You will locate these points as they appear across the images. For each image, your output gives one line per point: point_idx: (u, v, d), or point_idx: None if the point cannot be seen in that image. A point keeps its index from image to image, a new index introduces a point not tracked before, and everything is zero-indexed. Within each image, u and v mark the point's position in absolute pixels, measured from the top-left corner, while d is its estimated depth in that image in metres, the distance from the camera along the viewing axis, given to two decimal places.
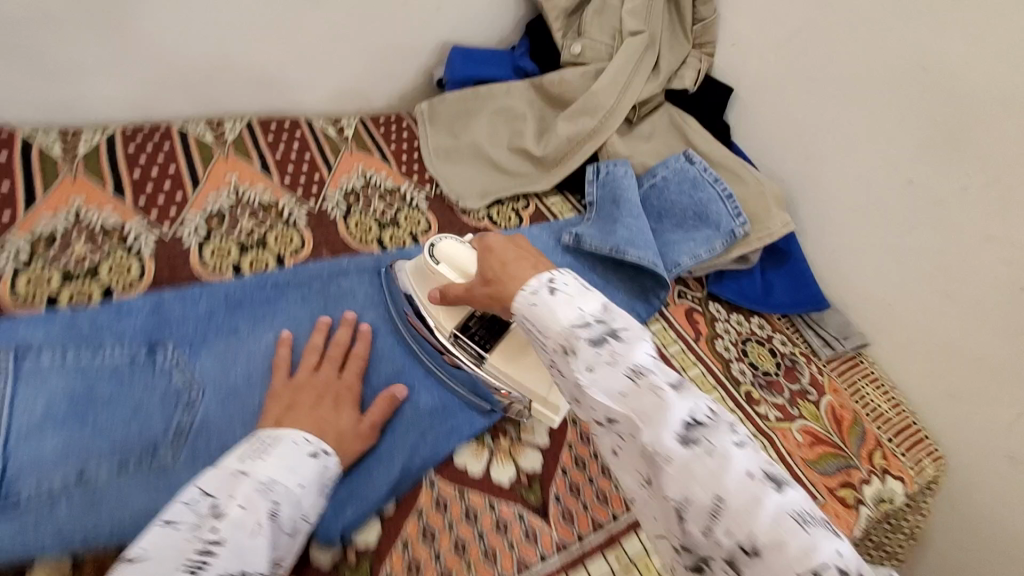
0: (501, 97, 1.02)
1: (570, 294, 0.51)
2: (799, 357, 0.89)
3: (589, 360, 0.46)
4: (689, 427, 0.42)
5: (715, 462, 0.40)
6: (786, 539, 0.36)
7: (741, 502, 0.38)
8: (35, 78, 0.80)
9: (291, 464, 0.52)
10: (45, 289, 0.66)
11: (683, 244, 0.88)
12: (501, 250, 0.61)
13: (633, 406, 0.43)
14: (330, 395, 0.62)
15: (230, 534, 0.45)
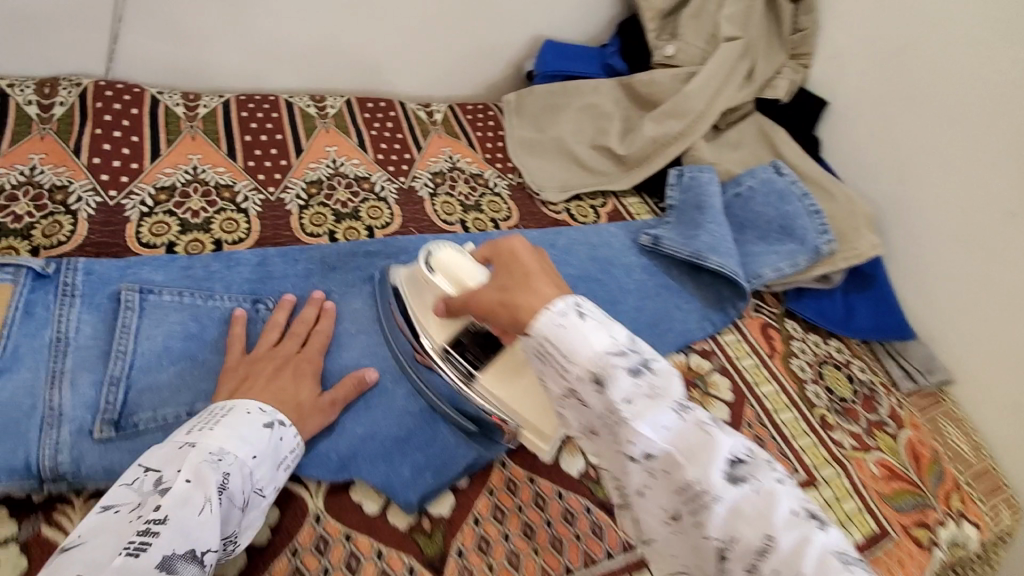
0: (589, 93, 1.02)
1: (600, 318, 0.46)
2: (878, 388, 0.85)
3: (628, 393, 0.42)
4: (734, 465, 0.40)
5: (762, 501, 0.39)
6: None
7: (793, 543, 0.37)
8: (167, 42, 0.87)
9: (241, 433, 0.50)
10: (164, 236, 0.71)
11: (765, 257, 0.87)
12: (526, 258, 0.52)
13: (677, 444, 0.41)
14: (289, 368, 0.59)
15: (174, 511, 0.42)
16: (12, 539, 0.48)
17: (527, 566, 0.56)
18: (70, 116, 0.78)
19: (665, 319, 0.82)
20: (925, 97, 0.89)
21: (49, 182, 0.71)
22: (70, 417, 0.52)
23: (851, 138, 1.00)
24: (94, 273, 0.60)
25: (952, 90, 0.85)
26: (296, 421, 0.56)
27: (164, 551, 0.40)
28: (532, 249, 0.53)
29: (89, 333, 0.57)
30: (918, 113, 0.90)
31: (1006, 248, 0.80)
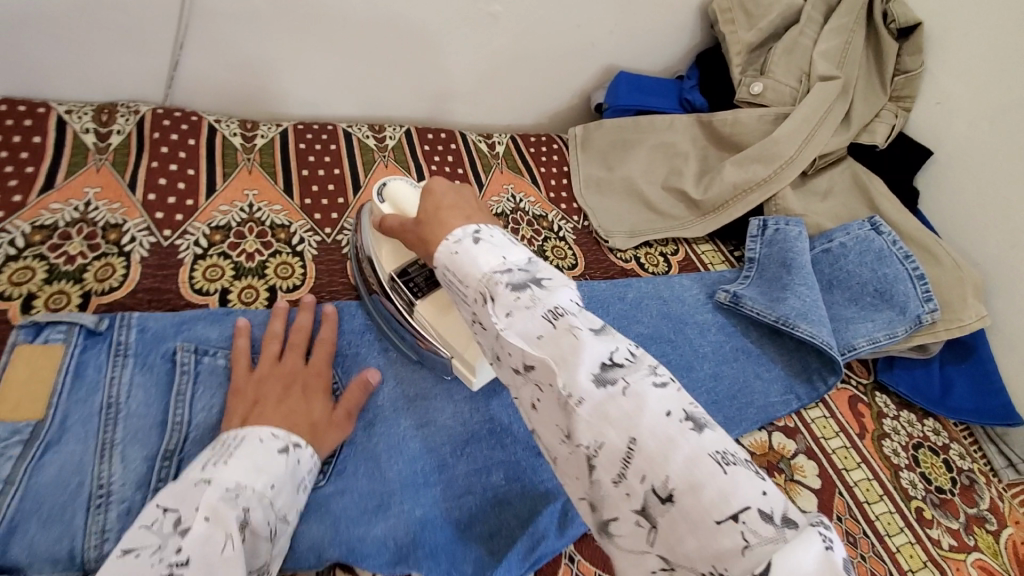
0: (663, 131, 0.94)
1: (495, 243, 0.44)
2: (978, 476, 0.76)
3: (508, 305, 0.39)
4: (605, 368, 0.36)
5: (632, 404, 0.34)
6: (702, 480, 0.31)
7: (659, 445, 0.32)
8: (230, 70, 0.84)
9: (257, 463, 0.47)
10: (218, 282, 0.68)
11: (859, 324, 0.78)
12: (441, 190, 0.53)
13: (548, 349, 0.37)
14: (297, 385, 0.57)
15: (196, 551, 0.39)
16: None
17: None
18: (126, 145, 0.76)
19: (745, 390, 0.75)
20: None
21: (103, 220, 0.68)
22: (120, 498, 0.48)
23: (952, 192, 0.91)
24: (147, 329, 0.57)
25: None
26: (312, 440, 0.53)
27: None
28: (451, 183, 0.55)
29: (141, 399, 0.54)
30: None
31: None
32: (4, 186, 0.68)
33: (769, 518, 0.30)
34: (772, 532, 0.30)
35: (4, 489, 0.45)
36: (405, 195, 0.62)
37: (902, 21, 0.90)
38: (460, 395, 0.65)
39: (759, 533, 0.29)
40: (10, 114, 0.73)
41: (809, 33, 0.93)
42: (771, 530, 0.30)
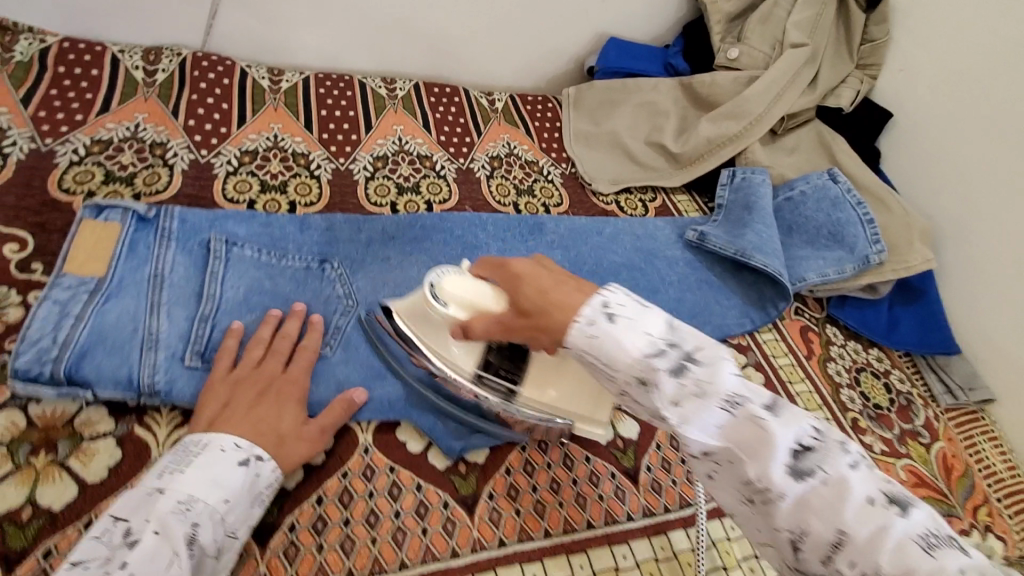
0: (648, 91, 1.04)
1: (633, 318, 0.45)
2: (915, 399, 0.85)
3: (675, 395, 0.43)
4: (797, 457, 0.39)
5: (832, 491, 0.38)
6: (913, 565, 0.35)
7: (867, 535, 0.36)
8: (260, 22, 0.95)
9: (214, 476, 0.50)
10: (246, 194, 0.78)
11: (811, 261, 0.87)
12: (534, 278, 0.51)
13: (733, 439, 0.41)
14: (272, 390, 0.58)
15: (141, 568, 0.43)
16: (108, 435, 0.55)
17: (550, 516, 0.60)
18: (170, 81, 0.86)
19: (704, 312, 0.84)
20: (991, 120, 0.88)
21: (150, 139, 0.80)
22: (166, 343, 0.59)
23: (911, 154, 0.99)
24: (187, 221, 0.67)
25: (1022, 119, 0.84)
26: (274, 451, 0.54)
27: None
28: (533, 262, 0.53)
29: (182, 273, 0.63)
30: (981, 129, 0.89)
31: None
32: (68, 109, 0.79)
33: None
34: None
35: (75, 323, 0.56)
36: (476, 286, 0.57)
37: None
38: None
39: None
40: (72, 50, 0.84)
41: (784, 5, 1.01)
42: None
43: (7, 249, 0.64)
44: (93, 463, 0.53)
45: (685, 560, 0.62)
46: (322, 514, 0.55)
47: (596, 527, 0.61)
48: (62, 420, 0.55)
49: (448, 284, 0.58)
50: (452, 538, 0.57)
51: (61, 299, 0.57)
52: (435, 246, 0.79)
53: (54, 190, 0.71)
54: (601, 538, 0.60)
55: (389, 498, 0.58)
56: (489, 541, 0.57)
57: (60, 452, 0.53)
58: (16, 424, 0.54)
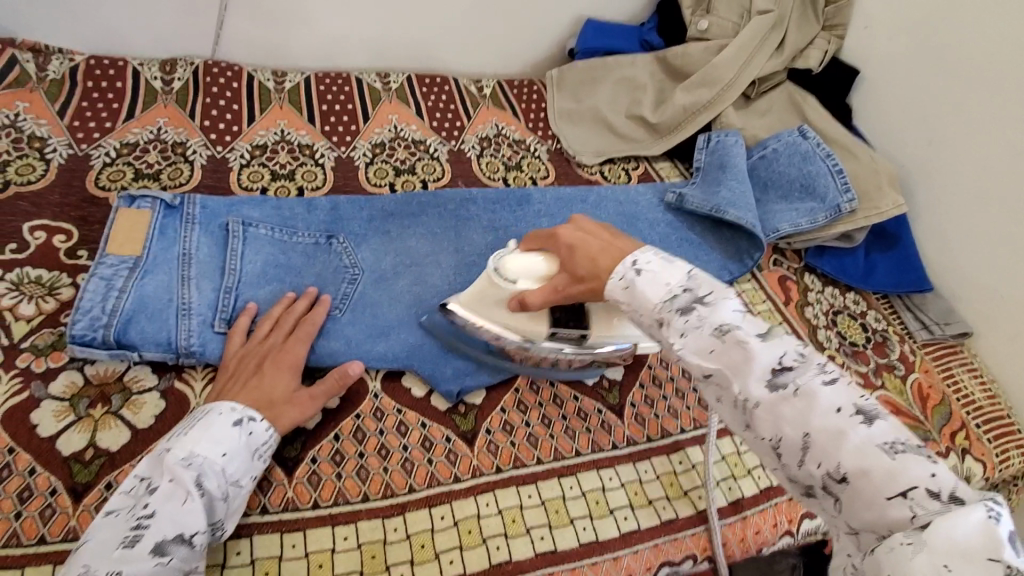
0: (626, 67, 1.10)
1: (656, 270, 0.52)
2: (891, 335, 0.90)
3: (681, 328, 0.49)
4: (776, 373, 0.46)
5: (802, 401, 0.45)
6: (872, 467, 0.41)
7: (831, 438, 0.43)
8: (262, 31, 1.03)
9: (211, 435, 0.54)
10: (258, 183, 0.87)
11: (786, 214, 0.93)
12: (593, 244, 0.58)
13: (721, 361, 0.48)
14: (269, 360, 0.63)
15: (159, 507, 0.49)
16: (152, 389, 0.63)
17: (543, 446, 0.65)
18: (185, 88, 0.95)
19: None
20: (962, 70, 0.91)
21: (171, 139, 0.89)
22: (197, 311, 0.67)
23: (885, 106, 1.03)
24: (207, 206, 0.74)
25: (996, 67, 0.87)
26: (268, 415, 0.58)
27: (155, 538, 0.48)
28: (575, 230, 0.60)
29: (205, 251, 0.71)
30: (938, 79, 0.94)
31: (997, 202, 0.86)
32: (98, 118, 0.88)
33: (938, 496, 0.39)
34: (941, 507, 0.39)
35: (119, 294, 0.65)
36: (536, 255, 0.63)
37: None
38: (447, 265, 0.80)
39: (928, 507, 0.39)
40: (98, 66, 0.93)
41: None
42: (940, 507, 0.39)
43: (56, 239, 0.73)
44: (142, 411, 0.61)
45: (669, 480, 0.66)
46: (339, 448, 0.61)
47: (583, 454, 0.65)
48: (113, 378, 0.63)
49: (507, 263, 0.64)
50: (455, 466, 0.62)
51: (106, 275, 0.66)
52: (431, 220, 0.85)
53: (92, 187, 0.80)
54: (589, 464, 0.65)
55: (397, 433, 0.63)
56: (488, 469, 0.62)
57: (114, 404, 0.61)
58: (75, 382, 0.62)
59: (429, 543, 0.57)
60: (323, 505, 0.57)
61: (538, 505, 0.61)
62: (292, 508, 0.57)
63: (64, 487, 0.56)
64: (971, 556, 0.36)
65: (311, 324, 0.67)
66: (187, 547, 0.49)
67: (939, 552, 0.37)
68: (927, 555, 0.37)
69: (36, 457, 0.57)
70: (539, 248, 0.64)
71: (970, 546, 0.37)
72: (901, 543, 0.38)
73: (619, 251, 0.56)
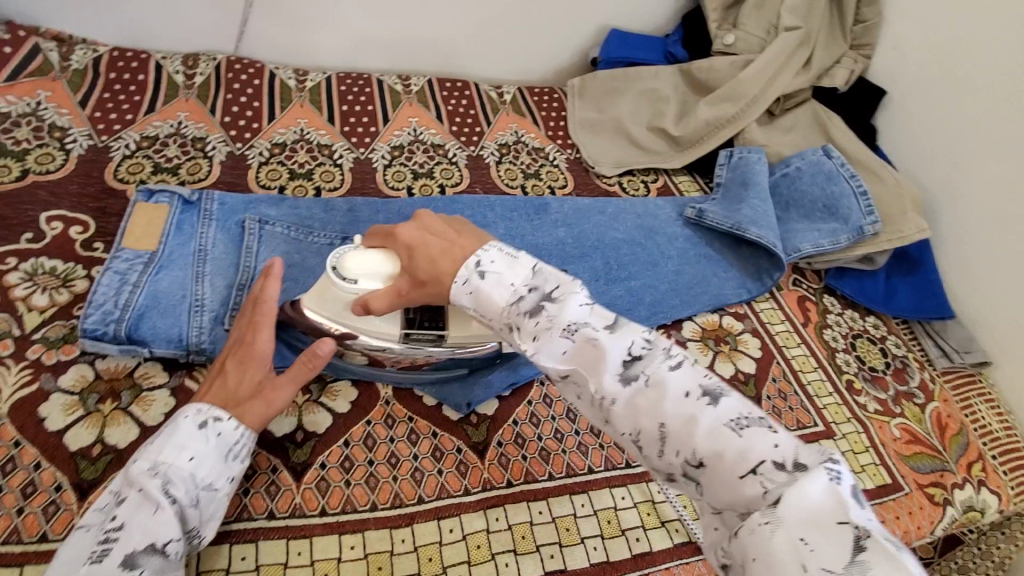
0: (648, 79, 1.09)
1: (499, 271, 0.49)
2: (911, 362, 0.88)
3: (533, 331, 0.46)
4: (627, 365, 0.42)
5: (654, 392, 0.41)
6: (722, 447, 0.38)
7: (682, 424, 0.39)
8: (286, 30, 1.03)
9: (176, 441, 0.51)
10: (276, 181, 0.87)
11: (808, 233, 0.91)
12: (433, 243, 0.54)
13: (574, 361, 0.44)
14: (229, 353, 0.58)
15: (127, 518, 0.47)
16: (163, 386, 0.62)
17: (555, 461, 0.64)
18: (207, 83, 0.95)
19: (702, 283, 0.88)
20: (976, 85, 0.92)
21: (191, 134, 0.88)
22: (210, 308, 0.66)
23: (909, 127, 1.02)
24: (226, 203, 0.74)
25: (995, 68, 0.89)
26: (234, 413, 0.55)
27: (124, 550, 0.45)
28: (418, 228, 0.57)
29: (221, 248, 0.71)
30: (963, 99, 0.93)
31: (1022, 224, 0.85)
32: (119, 110, 0.88)
33: (783, 466, 0.36)
34: (787, 477, 0.36)
35: (133, 289, 0.64)
36: (374, 252, 0.60)
37: None
38: None
39: (775, 480, 0.36)
40: (122, 59, 0.93)
41: None
42: (787, 476, 0.36)
43: (73, 230, 0.73)
44: (152, 409, 0.61)
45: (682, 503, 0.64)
46: (349, 454, 0.60)
47: (596, 472, 0.64)
48: (124, 373, 0.62)
49: (347, 262, 0.59)
50: (465, 478, 0.61)
51: (121, 269, 0.65)
52: None
53: (110, 179, 0.80)
54: (601, 482, 0.63)
55: (408, 442, 0.62)
56: (499, 482, 0.61)
57: (123, 400, 0.61)
58: (85, 376, 0.61)
59: (436, 557, 0.56)
60: (331, 513, 0.56)
61: (548, 522, 0.60)
62: (299, 514, 0.56)
63: (69, 483, 0.55)
64: (821, 523, 0.34)
65: (268, 307, 0.60)
66: (160, 558, 0.46)
67: (794, 526, 0.34)
68: (784, 531, 0.34)
69: (43, 452, 0.56)
70: (378, 245, 0.60)
71: (819, 509, 0.34)
72: (759, 522, 0.35)
73: (461, 251, 0.52)
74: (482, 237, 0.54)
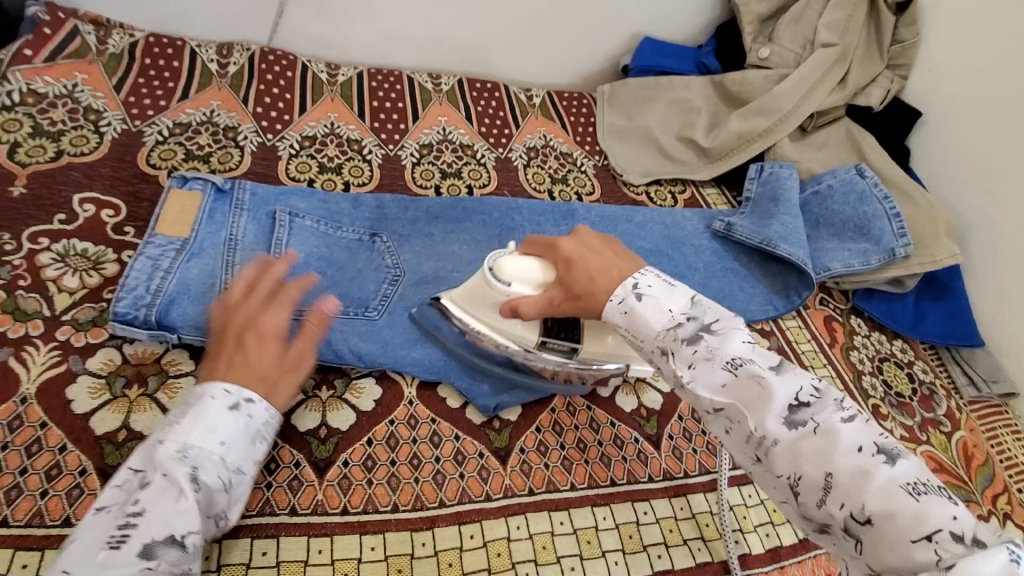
0: (680, 89, 1.08)
1: (658, 296, 0.52)
2: (938, 389, 0.86)
3: (688, 358, 0.49)
4: (793, 410, 0.45)
5: (823, 440, 0.43)
6: (895, 507, 0.39)
7: (852, 478, 0.41)
8: (320, 23, 1.03)
9: (208, 422, 0.49)
10: (306, 174, 0.87)
11: (838, 253, 0.90)
12: (590, 261, 0.57)
13: (734, 395, 0.47)
14: (242, 330, 0.56)
15: (150, 504, 0.45)
16: (188, 374, 0.62)
17: (577, 471, 0.63)
18: (240, 73, 0.95)
19: (729, 297, 0.87)
20: (1005, 100, 0.91)
21: (223, 123, 0.88)
22: None
23: (942, 147, 1.00)
24: (257, 194, 0.74)
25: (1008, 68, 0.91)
26: (265, 391, 0.54)
27: (144, 540, 0.43)
28: (578, 244, 0.59)
29: (251, 239, 0.70)
30: (995, 115, 0.92)
31: None
32: (153, 95, 0.88)
33: (961, 537, 0.37)
34: (965, 549, 0.36)
35: (164, 276, 0.64)
36: (528, 258, 0.61)
37: None
38: None
39: (952, 549, 0.36)
40: (157, 45, 0.94)
41: (814, 6, 1.05)
42: (965, 548, 0.36)
43: (104, 213, 0.73)
44: (177, 396, 0.60)
45: (704, 521, 0.63)
46: (371, 453, 0.60)
47: (619, 484, 0.63)
48: (151, 359, 0.62)
49: (503, 264, 0.61)
50: (487, 484, 0.60)
51: (153, 255, 0.65)
52: (475, 227, 0.84)
53: (143, 165, 0.80)
54: (624, 495, 0.63)
55: (430, 444, 0.61)
56: (520, 490, 0.60)
57: (150, 386, 0.60)
58: (112, 360, 0.61)
59: (456, 562, 0.55)
60: (352, 512, 0.56)
61: (569, 534, 0.59)
62: (321, 511, 0.55)
63: (93, 468, 0.55)
64: None
65: (295, 285, 0.61)
66: (179, 550, 0.44)
67: None
68: None
69: (69, 434, 0.56)
70: (535, 253, 0.62)
71: None
72: None
73: (618, 272, 0.55)
74: (636, 260, 0.57)
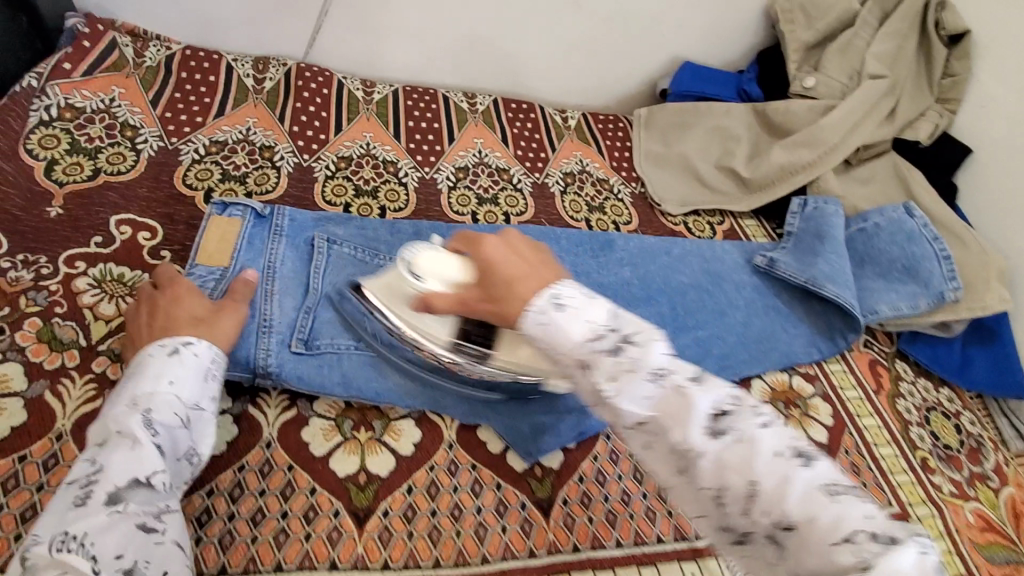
0: (721, 116, 1.05)
1: (579, 306, 0.42)
2: (986, 441, 0.84)
3: (611, 372, 0.39)
4: (715, 418, 0.38)
5: (744, 446, 0.37)
6: (817, 512, 0.34)
7: (773, 483, 0.35)
8: (358, 40, 1.01)
9: (153, 371, 0.52)
10: (342, 198, 0.85)
11: (885, 294, 0.87)
12: (509, 261, 0.46)
13: (660, 409, 0.38)
14: (151, 305, 0.59)
15: (106, 459, 0.47)
16: (225, 411, 0.59)
17: (621, 526, 0.61)
18: (276, 89, 0.93)
19: (772, 338, 0.85)
20: None
21: (259, 142, 0.87)
22: (278, 329, 0.63)
23: (993, 186, 0.97)
24: (296, 220, 0.72)
25: None
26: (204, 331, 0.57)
27: (109, 486, 0.45)
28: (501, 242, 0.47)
29: (290, 267, 0.69)
30: None
31: None
32: (189, 111, 0.87)
33: (878, 536, 0.33)
34: (883, 549, 0.32)
35: None
36: (449, 256, 0.55)
37: (951, 28, 0.99)
38: None
39: (874, 551, 0.32)
40: (194, 58, 0.92)
41: (863, 35, 1.02)
42: (884, 548, 0.32)
43: (141, 236, 0.71)
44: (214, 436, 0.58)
45: None
46: (412, 502, 0.58)
47: (665, 542, 0.61)
48: None
49: (420, 261, 0.55)
50: (530, 538, 0.58)
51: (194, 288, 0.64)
52: None
53: (179, 185, 0.78)
54: (671, 553, 0.60)
55: (471, 493, 0.60)
56: (564, 546, 0.58)
57: None
58: None
59: None
60: (393, 566, 0.54)
61: None
62: (361, 565, 0.53)
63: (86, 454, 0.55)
64: None
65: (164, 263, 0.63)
66: (147, 490, 0.47)
67: None
68: None
69: None
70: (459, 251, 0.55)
71: None
72: None
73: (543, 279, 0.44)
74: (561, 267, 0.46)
